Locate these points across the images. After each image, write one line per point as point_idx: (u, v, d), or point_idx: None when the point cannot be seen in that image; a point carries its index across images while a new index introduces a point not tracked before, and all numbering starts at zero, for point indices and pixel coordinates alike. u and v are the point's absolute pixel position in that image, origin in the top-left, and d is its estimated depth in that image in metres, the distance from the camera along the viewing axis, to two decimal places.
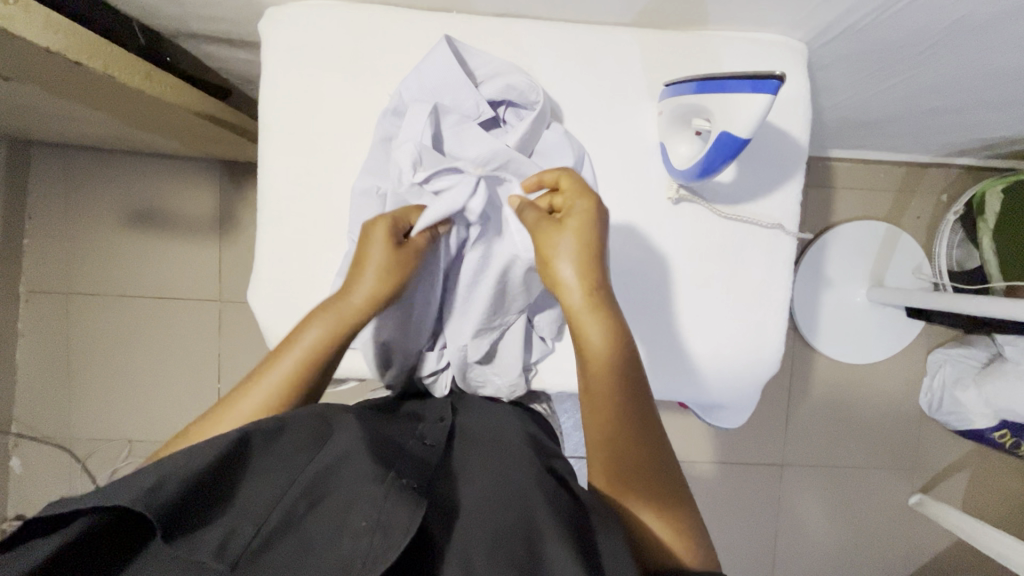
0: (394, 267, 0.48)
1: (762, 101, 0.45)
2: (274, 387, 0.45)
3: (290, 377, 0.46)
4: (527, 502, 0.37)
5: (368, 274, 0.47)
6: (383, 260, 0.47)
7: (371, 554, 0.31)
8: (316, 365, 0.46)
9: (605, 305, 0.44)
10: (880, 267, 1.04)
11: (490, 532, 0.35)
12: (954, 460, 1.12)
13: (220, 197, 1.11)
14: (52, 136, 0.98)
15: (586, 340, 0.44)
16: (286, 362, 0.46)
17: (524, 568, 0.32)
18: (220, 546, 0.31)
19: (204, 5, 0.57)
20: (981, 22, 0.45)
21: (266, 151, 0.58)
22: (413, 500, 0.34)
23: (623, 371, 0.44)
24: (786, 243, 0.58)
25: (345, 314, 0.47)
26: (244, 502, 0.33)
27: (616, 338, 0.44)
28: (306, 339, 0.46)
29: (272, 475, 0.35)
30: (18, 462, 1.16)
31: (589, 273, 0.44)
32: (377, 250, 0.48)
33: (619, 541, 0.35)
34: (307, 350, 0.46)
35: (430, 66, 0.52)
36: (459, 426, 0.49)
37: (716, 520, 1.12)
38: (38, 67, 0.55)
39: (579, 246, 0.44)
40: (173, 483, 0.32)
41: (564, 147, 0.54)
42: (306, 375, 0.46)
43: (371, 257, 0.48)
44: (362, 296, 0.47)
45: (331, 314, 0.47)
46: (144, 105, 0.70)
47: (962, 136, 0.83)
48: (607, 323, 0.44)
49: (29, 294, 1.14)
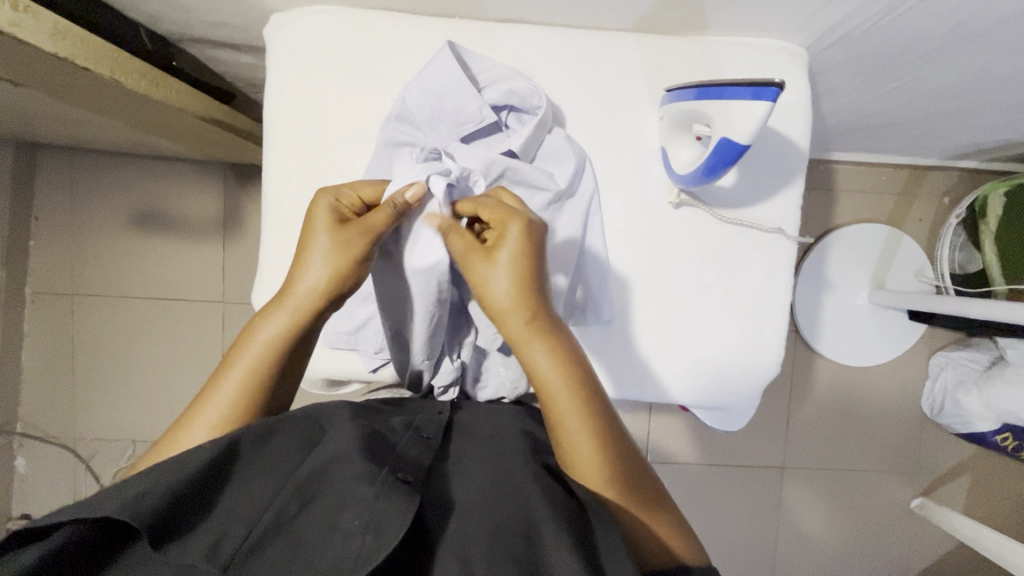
0: (343, 252, 0.45)
1: (762, 108, 0.45)
2: (232, 394, 0.43)
3: (248, 380, 0.44)
4: (519, 502, 0.37)
5: (315, 262, 0.44)
6: (330, 245, 0.45)
7: (363, 551, 0.31)
8: (274, 362, 0.45)
9: (554, 330, 0.42)
10: (881, 269, 1.04)
11: (484, 530, 0.35)
12: (956, 463, 1.12)
13: (223, 199, 1.11)
14: (57, 138, 0.99)
15: (537, 369, 0.42)
16: (241, 364, 0.44)
17: (518, 566, 0.32)
18: (210, 549, 0.31)
19: (208, 10, 0.58)
20: (981, 26, 0.45)
21: (271, 155, 0.58)
22: (404, 499, 0.34)
23: (579, 392, 0.41)
24: (787, 247, 0.58)
25: (297, 306, 0.45)
26: (234, 506, 0.34)
27: (563, 360, 0.41)
28: (261, 336, 0.45)
29: (262, 480, 0.36)
30: (23, 461, 1.17)
31: (527, 299, 0.41)
32: (324, 237, 0.45)
33: (615, 538, 0.35)
34: (263, 349, 0.44)
35: (433, 72, 0.52)
36: (457, 420, 0.51)
37: (717, 522, 1.12)
38: (45, 72, 0.55)
39: (512, 271, 0.42)
40: (160, 489, 0.32)
41: (564, 151, 0.55)
42: (267, 374, 0.44)
43: (317, 244, 0.45)
44: (311, 285, 0.45)
45: (282, 308, 0.45)
46: (149, 109, 0.71)
47: (964, 139, 0.83)
48: (557, 346, 0.42)
49: (34, 296, 1.15)
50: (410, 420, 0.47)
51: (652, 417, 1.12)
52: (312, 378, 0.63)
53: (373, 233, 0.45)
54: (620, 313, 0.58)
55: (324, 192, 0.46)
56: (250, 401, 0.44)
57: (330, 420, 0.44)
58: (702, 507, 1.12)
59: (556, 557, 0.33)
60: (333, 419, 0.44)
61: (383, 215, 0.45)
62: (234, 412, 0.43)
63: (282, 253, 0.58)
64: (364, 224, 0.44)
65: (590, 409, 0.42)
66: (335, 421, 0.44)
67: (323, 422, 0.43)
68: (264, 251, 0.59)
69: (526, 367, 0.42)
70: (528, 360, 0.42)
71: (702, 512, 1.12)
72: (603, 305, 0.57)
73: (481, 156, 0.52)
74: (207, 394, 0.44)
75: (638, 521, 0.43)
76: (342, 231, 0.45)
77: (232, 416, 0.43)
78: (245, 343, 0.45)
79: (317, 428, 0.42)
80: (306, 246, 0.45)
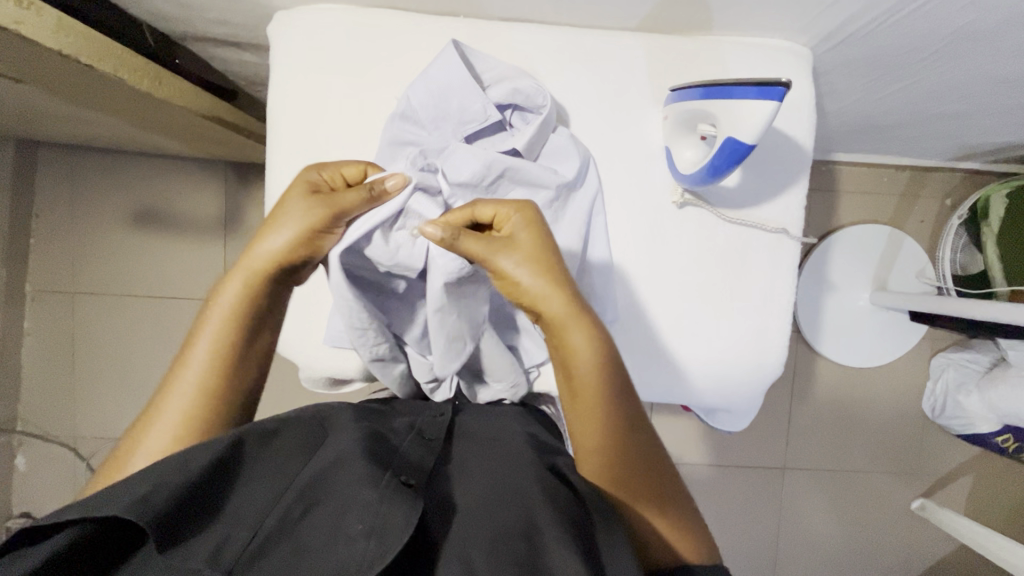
0: (302, 222, 0.45)
1: (769, 107, 0.45)
2: (202, 358, 0.46)
3: (217, 344, 0.46)
4: (523, 505, 0.37)
5: (276, 229, 0.45)
6: (295, 215, 0.45)
7: (367, 555, 0.31)
8: (240, 325, 0.47)
9: (585, 313, 0.44)
10: (883, 270, 1.04)
11: (488, 533, 0.34)
12: (957, 464, 1.12)
13: (225, 198, 1.11)
14: (59, 136, 0.99)
15: (571, 351, 0.43)
16: (209, 331, 0.46)
17: (524, 568, 0.32)
18: (213, 554, 0.30)
19: (212, 8, 0.58)
20: (985, 28, 0.45)
21: (274, 154, 0.58)
22: (407, 504, 0.34)
23: (607, 373, 0.43)
24: (790, 248, 0.58)
25: (251, 269, 0.46)
26: (237, 510, 0.34)
27: (599, 345, 0.43)
28: (223, 300, 0.46)
29: (266, 485, 0.36)
30: (23, 460, 1.16)
31: (553, 281, 0.43)
32: (286, 207, 0.46)
33: (620, 535, 0.36)
34: (224, 311, 0.46)
35: (437, 70, 0.52)
36: (459, 422, 0.51)
37: (717, 523, 1.12)
38: (48, 70, 0.55)
39: (535, 261, 0.43)
40: (165, 492, 0.32)
41: (569, 150, 0.55)
42: (233, 335, 0.46)
43: (280, 214, 0.45)
44: (268, 250, 0.46)
45: (239, 274, 0.46)
46: (152, 107, 0.71)
47: (966, 140, 0.83)
48: (591, 326, 0.43)
49: (36, 294, 1.15)
50: (413, 424, 0.47)
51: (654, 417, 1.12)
52: (315, 377, 0.63)
53: (338, 210, 0.45)
54: (623, 313, 0.58)
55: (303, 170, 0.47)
56: (221, 364, 0.46)
57: (333, 423, 0.44)
58: (702, 508, 1.12)
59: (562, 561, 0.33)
60: (337, 420, 0.44)
61: (350, 196, 0.45)
62: (207, 375, 0.46)
63: None
64: (328, 200, 0.45)
65: (611, 391, 0.44)
66: (339, 423, 0.43)
67: (326, 425, 0.43)
68: None
69: (558, 346, 0.43)
70: (562, 341, 0.43)
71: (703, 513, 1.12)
72: (606, 305, 0.57)
73: (484, 157, 0.52)
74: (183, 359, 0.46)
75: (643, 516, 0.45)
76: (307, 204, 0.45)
77: (206, 379, 0.45)
78: (210, 309, 0.47)
79: (319, 432, 0.42)
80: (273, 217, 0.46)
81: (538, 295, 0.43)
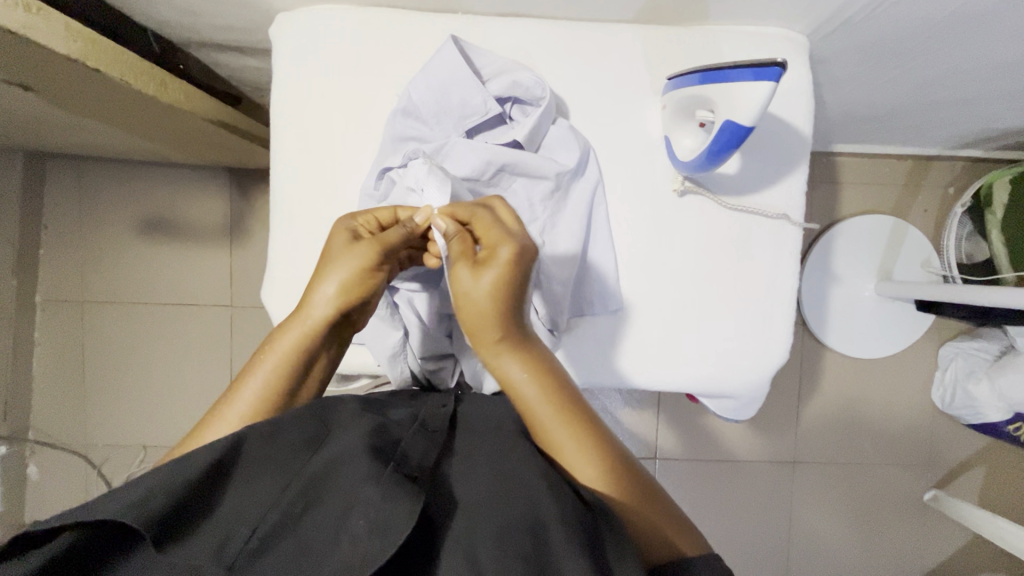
0: (359, 260, 0.47)
1: (765, 88, 0.45)
2: (248, 405, 0.44)
3: (265, 387, 0.45)
4: (526, 499, 0.36)
5: (330, 275, 0.47)
6: (348, 258, 0.47)
7: (371, 552, 0.31)
8: (292, 370, 0.46)
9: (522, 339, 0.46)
10: (888, 259, 1.04)
11: (490, 527, 0.34)
12: (970, 454, 1.11)
13: (231, 205, 1.13)
14: (64, 146, 1.00)
15: (510, 379, 0.45)
16: (260, 373, 0.46)
17: (527, 566, 0.32)
18: (215, 551, 0.31)
19: (216, 14, 0.59)
20: (977, 12, 0.46)
21: (280, 152, 0.59)
22: (409, 497, 0.33)
23: (549, 386, 0.44)
24: (792, 233, 0.58)
25: (314, 321, 0.47)
26: (240, 507, 0.34)
27: (535, 365, 0.45)
28: (279, 350, 0.46)
29: (266, 483, 0.35)
30: (34, 469, 1.17)
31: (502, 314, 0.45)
32: (336, 252, 0.47)
33: (626, 541, 0.36)
34: (280, 363, 0.46)
35: (438, 65, 0.53)
36: (462, 413, 0.49)
37: (727, 520, 1.12)
38: (57, 76, 0.56)
39: (489, 296, 0.44)
40: (163, 496, 0.33)
41: (569, 141, 0.56)
42: (284, 384, 0.46)
43: (331, 260, 0.47)
44: (326, 298, 0.47)
45: (301, 324, 0.47)
46: (158, 113, 0.72)
47: (969, 127, 0.83)
48: (526, 352, 0.45)
49: (45, 303, 1.16)
50: (415, 416, 0.46)
51: (661, 413, 1.11)
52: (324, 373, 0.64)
53: (387, 245, 0.48)
54: (626, 302, 0.58)
55: (343, 217, 0.50)
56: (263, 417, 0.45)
57: (336, 416, 0.43)
58: (711, 505, 1.12)
59: (563, 560, 0.33)
60: (340, 414, 0.43)
61: (396, 234, 0.49)
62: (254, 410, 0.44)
63: (290, 247, 0.59)
64: (378, 238, 0.48)
65: (560, 399, 0.44)
66: (341, 417, 0.43)
67: (329, 419, 0.42)
68: (274, 249, 0.60)
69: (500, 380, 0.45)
70: (502, 372, 0.45)
71: (711, 510, 1.12)
72: (610, 294, 0.57)
73: (484, 152, 0.54)
74: (229, 398, 0.45)
75: (649, 518, 0.43)
76: (354, 246, 0.47)
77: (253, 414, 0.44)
78: (263, 357, 0.46)
79: (321, 425, 0.41)
80: (323, 262, 0.48)
81: (481, 322, 0.45)
